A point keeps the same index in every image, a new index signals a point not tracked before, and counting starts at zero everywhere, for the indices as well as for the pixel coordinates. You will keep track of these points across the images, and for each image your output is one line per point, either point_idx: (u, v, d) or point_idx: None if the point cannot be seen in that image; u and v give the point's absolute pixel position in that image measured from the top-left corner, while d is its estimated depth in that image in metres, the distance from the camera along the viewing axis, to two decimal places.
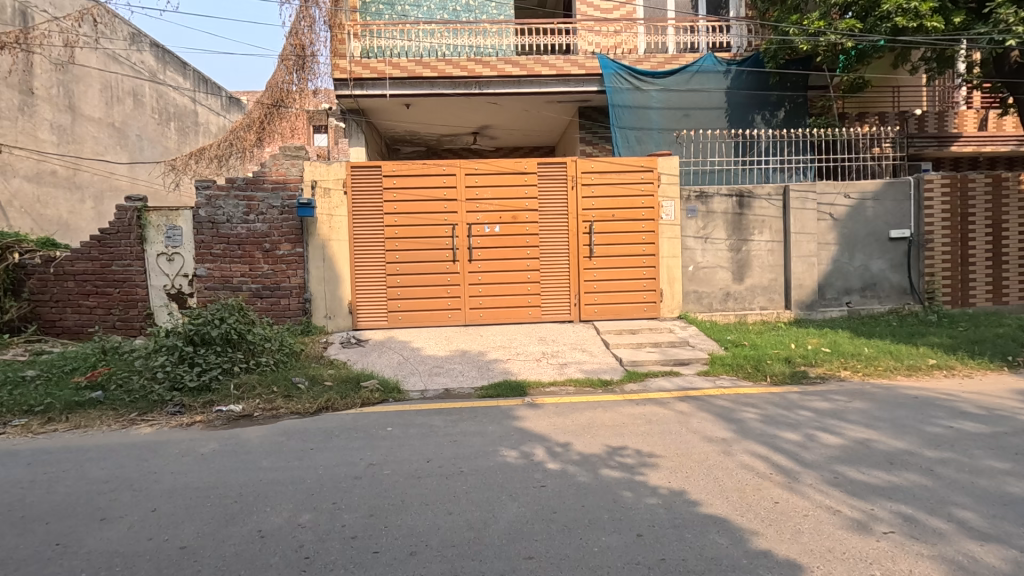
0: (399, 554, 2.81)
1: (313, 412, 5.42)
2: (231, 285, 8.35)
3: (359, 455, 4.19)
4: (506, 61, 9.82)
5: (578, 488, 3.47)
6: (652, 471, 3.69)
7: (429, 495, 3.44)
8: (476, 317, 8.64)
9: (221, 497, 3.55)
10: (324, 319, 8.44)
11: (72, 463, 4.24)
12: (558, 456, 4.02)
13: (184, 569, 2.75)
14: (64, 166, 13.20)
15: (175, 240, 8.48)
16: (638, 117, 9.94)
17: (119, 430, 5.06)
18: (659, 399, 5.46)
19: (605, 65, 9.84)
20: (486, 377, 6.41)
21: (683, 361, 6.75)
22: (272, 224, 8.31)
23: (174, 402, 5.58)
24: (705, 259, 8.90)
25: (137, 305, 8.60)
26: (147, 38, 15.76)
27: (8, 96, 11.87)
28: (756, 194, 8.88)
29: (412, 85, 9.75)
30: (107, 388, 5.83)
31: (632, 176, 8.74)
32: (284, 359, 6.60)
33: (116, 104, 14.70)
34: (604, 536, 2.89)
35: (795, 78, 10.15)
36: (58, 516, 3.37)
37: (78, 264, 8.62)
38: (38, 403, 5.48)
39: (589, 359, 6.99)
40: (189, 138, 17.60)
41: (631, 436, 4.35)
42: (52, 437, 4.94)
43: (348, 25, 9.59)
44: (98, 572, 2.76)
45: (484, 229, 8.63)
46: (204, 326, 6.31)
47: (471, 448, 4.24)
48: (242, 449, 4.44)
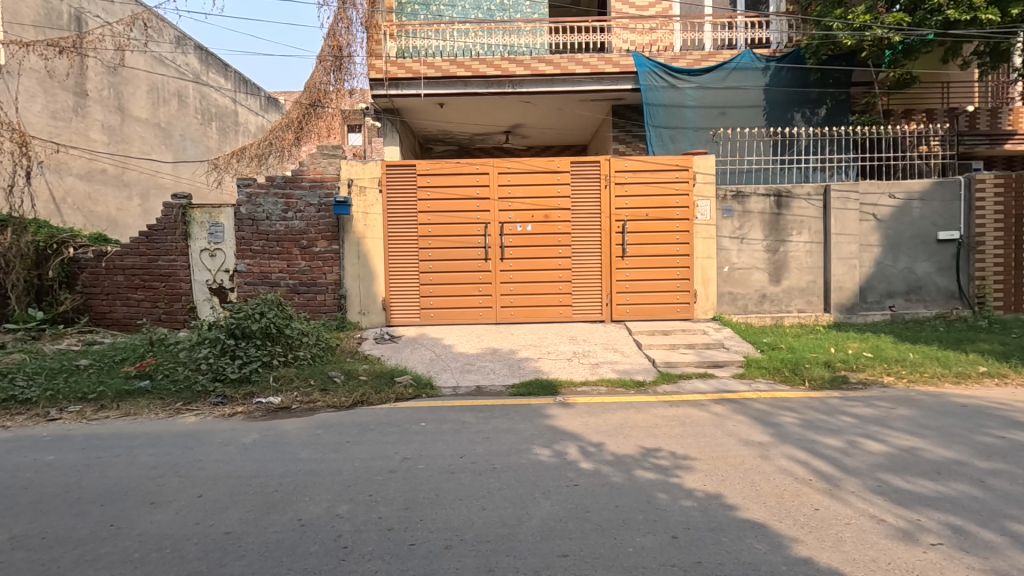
0: (434, 547, 2.85)
1: (349, 405, 5.55)
2: (269, 280, 8.57)
3: (394, 448, 4.27)
4: (540, 60, 9.79)
5: (612, 488, 3.46)
6: (687, 474, 3.65)
7: (462, 490, 3.49)
8: (507, 315, 8.68)
9: (262, 486, 3.66)
10: (358, 314, 8.60)
11: (123, 449, 4.44)
12: (591, 456, 4.01)
13: (229, 554, 2.85)
14: (113, 164, 13.79)
15: (217, 236, 8.79)
16: (673, 116, 9.80)
17: (166, 419, 5.28)
18: (694, 401, 5.39)
19: (640, 63, 9.73)
20: (517, 375, 6.44)
21: (718, 363, 6.65)
22: (309, 221, 8.50)
23: (216, 392, 5.77)
24: (741, 259, 8.73)
25: (181, 298, 8.92)
26: (192, 41, 16.31)
27: (63, 98, 12.46)
28: (795, 194, 8.66)
29: (446, 84, 9.84)
30: (155, 378, 6.09)
31: (666, 176, 8.63)
32: (320, 354, 6.79)
33: (162, 105, 15.29)
34: (639, 536, 2.88)
35: (838, 74, 9.85)
36: (111, 498, 3.53)
37: (127, 259, 9.01)
38: (91, 390, 5.75)
39: (621, 359, 6.95)
40: (229, 137, 18.15)
41: (666, 438, 4.31)
42: (104, 423, 5.18)
43: (385, 26, 9.74)
44: (149, 553, 2.89)
45: (516, 228, 8.65)
46: (245, 320, 6.50)
47: (503, 445, 4.27)
48: (282, 440, 4.57)
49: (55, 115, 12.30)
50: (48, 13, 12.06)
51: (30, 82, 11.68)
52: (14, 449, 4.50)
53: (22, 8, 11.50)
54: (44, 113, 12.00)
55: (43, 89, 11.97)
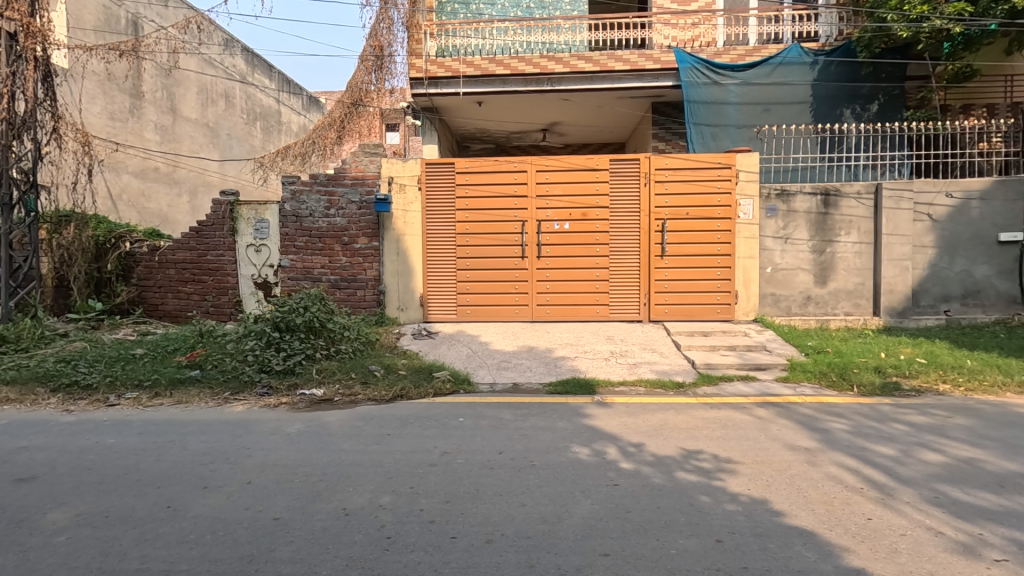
0: (476, 541, 2.88)
1: (388, 399, 5.65)
2: (312, 276, 8.80)
3: (433, 442, 4.33)
4: (579, 57, 9.70)
5: (653, 489, 3.42)
6: (730, 477, 3.58)
7: (502, 486, 3.51)
8: (543, 313, 8.68)
9: (307, 475, 3.78)
10: (396, 310, 8.74)
11: (177, 435, 4.64)
12: (631, 456, 3.98)
13: (278, 539, 2.95)
14: (165, 163, 14.38)
15: (263, 232, 9.07)
16: (715, 113, 9.61)
17: (215, 407, 5.49)
18: (736, 403, 5.27)
19: (681, 59, 9.55)
20: (554, 374, 6.43)
21: (760, 366, 6.48)
22: (350, 218, 8.68)
23: (262, 382, 5.95)
24: (785, 260, 8.48)
25: (227, 292, 9.25)
26: (239, 43, 16.88)
27: (120, 99, 13.07)
28: (844, 192, 8.35)
29: (485, 83, 9.89)
30: (204, 368, 6.34)
31: (708, 173, 8.45)
32: (361, 348, 6.95)
33: (210, 105, 15.85)
34: (681, 539, 2.84)
35: (891, 68, 9.45)
36: (167, 481, 3.70)
37: (178, 254, 9.38)
38: (146, 378, 6.03)
39: (660, 360, 6.87)
40: (273, 136, 18.71)
41: (707, 440, 4.23)
42: (159, 410, 5.43)
43: (425, 25, 9.85)
44: (204, 535, 3.01)
45: (554, 226, 8.63)
46: (290, 314, 6.71)
47: (541, 443, 4.27)
48: (325, 431, 4.69)
49: (113, 116, 12.89)
50: (108, 19, 12.67)
51: (91, 85, 12.32)
52: (77, 432, 4.76)
53: (84, 14, 12.11)
54: (103, 115, 12.59)
55: (102, 91, 12.59)
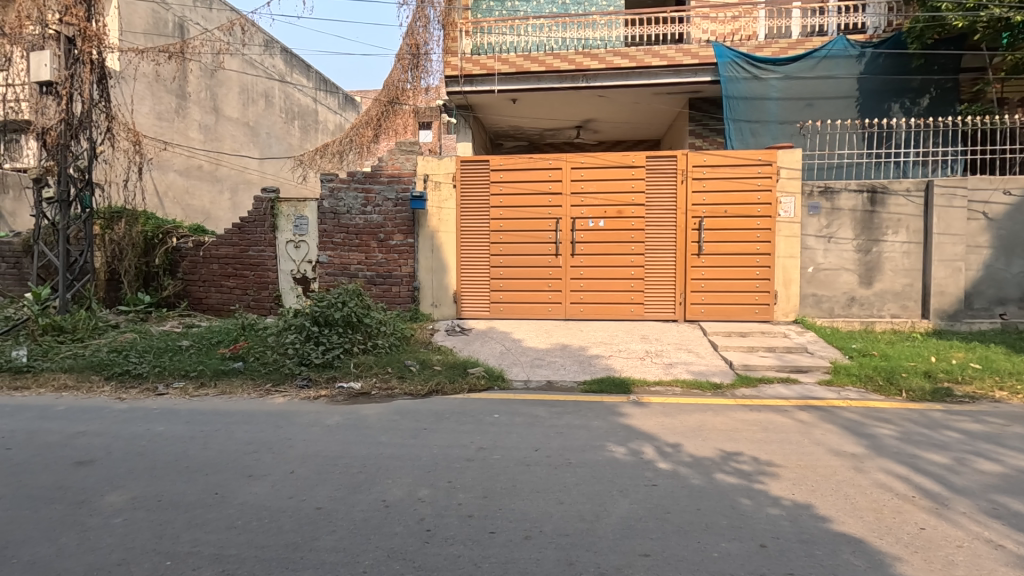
0: (514, 537, 2.89)
1: (424, 394, 5.72)
2: (348, 271, 8.96)
3: (469, 438, 4.36)
4: (615, 53, 9.58)
5: (692, 491, 3.36)
6: (773, 481, 3.50)
7: (539, 483, 3.51)
8: (577, 311, 8.64)
9: (347, 466, 3.86)
10: (430, 307, 8.84)
11: (222, 424, 4.80)
12: (669, 456, 3.92)
13: (321, 528, 3.02)
14: (209, 162, 14.87)
15: (302, 229, 9.29)
16: (754, 108, 9.40)
17: (258, 398, 5.66)
18: (777, 406, 5.14)
19: (720, 53, 9.35)
20: (588, 372, 6.39)
21: (801, 368, 6.31)
22: (386, 215, 8.80)
23: (302, 375, 6.10)
24: (828, 259, 8.22)
25: (268, 287, 9.51)
26: (279, 44, 17.31)
27: (167, 100, 13.55)
28: (892, 189, 8.05)
29: (520, 80, 9.89)
30: (247, 360, 6.54)
31: (747, 170, 8.26)
32: (397, 343, 7.06)
33: (251, 105, 16.30)
34: (723, 542, 2.79)
35: (944, 60, 9.04)
36: (214, 469, 3.83)
37: (222, 249, 9.68)
38: (192, 369, 6.25)
39: (696, 360, 6.75)
40: (310, 135, 19.13)
41: (747, 443, 4.14)
42: (204, 399, 5.63)
43: (461, 23, 9.88)
44: (250, 521, 3.11)
45: (588, 224, 8.58)
46: (329, 308, 6.85)
47: (577, 441, 4.25)
48: (363, 424, 4.78)
49: (160, 116, 13.39)
50: (156, 22, 13.17)
51: (140, 86, 12.82)
52: (130, 419, 4.97)
53: (135, 19, 12.61)
54: (151, 115, 13.08)
55: (151, 92, 13.09)
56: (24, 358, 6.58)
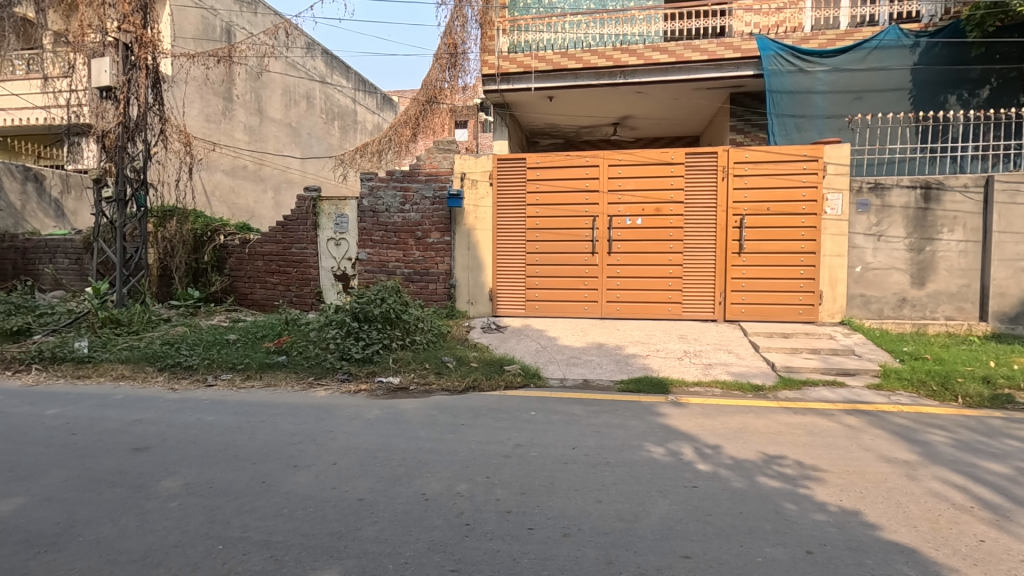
0: (553, 533, 2.90)
1: (461, 390, 5.79)
2: (387, 268, 9.13)
3: (507, 435, 4.38)
4: (654, 48, 9.43)
5: (734, 494, 3.30)
6: (819, 486, 3.40)
7: (577, 481, 3.51)
8: (613, 310, 8.58)
9: (388, 459, 3.94)
10: (466, 304, 8.92)
11: (267, 416, 4.97)
12: (709, 457, 3.86)
13: (363, 519, 3.09)
14: (253, 161, 15.38)
15: (342, 227, 9.50)
16: (799, 102, 9.12)
17: (301, 391, 5.83)
18: (822, 410, 4.98)
19: (764, 46, 9.08)
20: (625, 371, 6.34)
21: (848, 371, 6.10)
22: (424, 213, 8.92)
23: (343, 369, 6.24)
24: (878, 259, 7.91)
25: (310, 283, 9.76)
26: (320, 46, 17.71)
27: (215, 102, 14.06)
28: (948, 185, 7.69)
29: (558, 77, 9.85)
30: (290, 354, 6.75)
31: (792, 166, 8.02)
32: (434, 339, 7.16)
33: (293, 106, 16.75)
34: (768, 547, 2.73)
35: (1007, 48, 8.57)
36: (261, 458, 3.97)
37: (266, 246, 9.99)
38: (239, 362, 6.48)
39: (736, 361, 6.59)
40: (349, 135, 19.55)
41: (791, 447, 4.03)
42: (250, 391, 5.84)
43: (498, 22, 9.91)
44: (296, 509, 3.21)
45: (625, 222, 8.49)
46: (368, 304, 7.00)
47: (615, 440, 4.23)
48: (402, 418, 4.87)
49: (208, 118, 13.90)
50: (205, 28, 13.68)
51: (190, 89, 13.35)
52: (182, 408, 5.21)
53: (186, 24, 13.13)
54: (199, 117, 13.59)
55: (200, 95, 13.61)
56: (85, 349, 6.95)
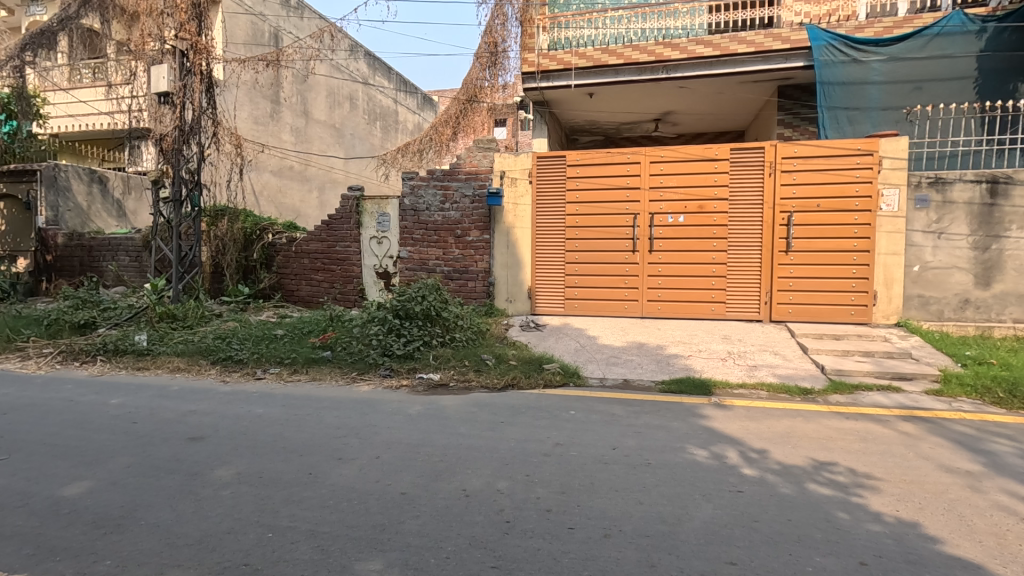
0: (594, 534, 2.88)
1: (501, 387, 5.82)
2: (427, 267, 9.24)
3: (546, 433, 4.37)
4: (698, 41, 9.20)
5: (782, 500, 3.20)
6: (873, 495, 3.26)
7: (617, 482, 3.47)
8: (654, 309, 8.44)
9: (429, 454, 3.99)
10: (505, 302, 8.95)
11: (313, 409, 5.11)
12: (755, 462, 3.75)
13: (405, 512, 3.15)
14: (299, 162, 15.86)
15: (384, 225, 9.70)
16: (853, 94, 8.76)
17: (345, 385, 5.98)
18: (875, 416, 4.77)
19: (814, 36, 8.74)
20: (666, 372, 6.23)
21: (904, 375, 5.81)
22: (464, 212, 8.99)
23: (385, 365, 6.37)
24: (938, 258, 7.54)
25: (353, 280, 9.99)
26: (363, 48, 18.07)
27: (264, 105, 14.55)
28: (1017, 179, 7.29)
29: (598, 73, 9.75)
30: (334, 349, 6.94)
31: (844, 161, 7.70)
32: (473, 337, 7.22)
33: (337, 107, 17.17)
34: (818, 556, 2.63)
35: None
36: (307, 451, 4.09)
37: (312, 244, 10.27)
38: (286, 357, 6.70)
39: (783, 363, 6.38)
40: (390, 135, 19.90)
41: (843, 453, 3.87)
42: (297, 385, 6.03)
43: (538, 19, 9.88)
44: (341, 501, 3.30)
45: (667, 219, 8.34)
46: (409, 302, 7.13)
47: (656, 441, 4.16)
48: (442, 414, 4.93)
49: (257, 121, 14.40)
50: (255, 34, 14.17)
51: (241, 93, 13.86)
52: (233, 400, 5.42)
53: (237, 31, 13.63)
54: (249, 119, 14.10)
55: (249, 99, 14.11)
56: (145, 342, 7.33)
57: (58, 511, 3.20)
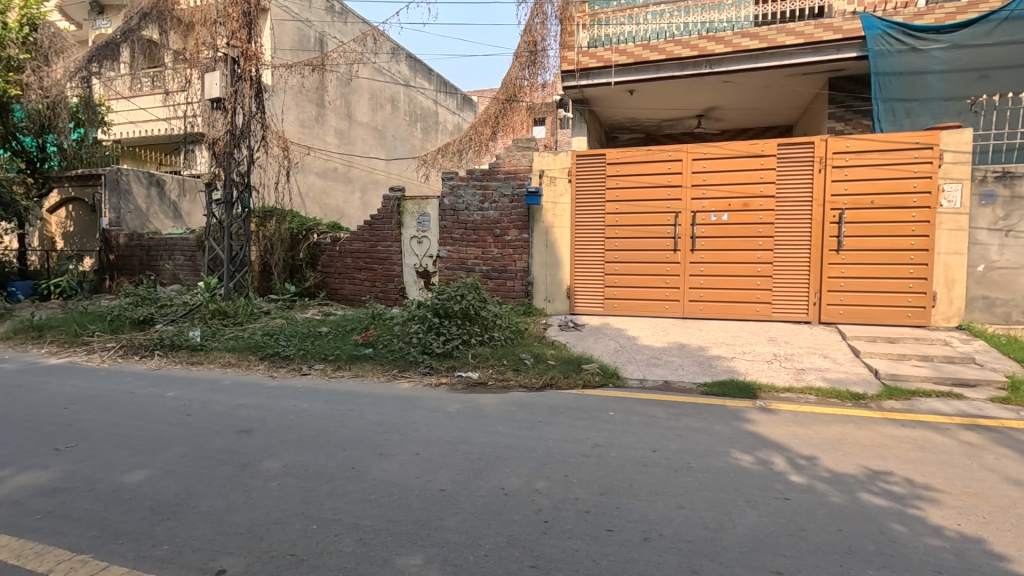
0: (633, 537, 2.84)
1: (539, 386, 5.81)
2: (466, 266, 9.32)
3: (585, 434, 4.34)
4: (743, 34, 8.94)
5: (832, 509, 3.08)
6: (932, 507, 3.09)
7: (658, 485, 3.41)
8: (695, 309, 8.26)
9: (468, 452, 4.02)
10: (544, 301, 8.93)
11: (355, 405, 5.24)
12: (803, 469, 3.62)
13: (445, 509, 3.19)
14: (342, 164, 16.28)
15: (424, 225, 9.84)
16: (910, 85, 8.36)
17: (386, 382, 6.10)
18: (934, 423, 4.53)
19: (869, 25, 8.39)
20: (708, 374, 6.09)
21: (966, 382, 5.50)
22: (503, 211, 9.02)
23: (425, 363, 6.45)
24: (1004, 257, 7.11)
25: (394, 279, 10.18)
26: (404, 51, 18.39)
27: (310, 109, 14.99)
28: None
29: (639, 70, 9.60)
30: (376, 347, 7.08)
31: (901, 155, 7.34)
32: (512, 336, 7.25)
33: (379, 110, 17.53)
34: (870, 569, 2.52)
35: None
36: (350, 445, 4.20)
37: (355, 244, 10.52)
38: (330, 353, 6.89)
39: (833, 367, 6.13)
40: (431, 135, 20.17)
41: (898, 462, 3.70)
42: (340, 380, 6.20)
43: (578, 17, 9.82)
44: (382, 496, 3.37)
45: (710, 218, 8.14)
46: (448, 301, 7.21)
47: (698, 445, 4.07)
48: (481, 413, 4.96)
49: (303, 124, 14.84)
50: (301, 39, 14.62)
51: (288, 98, 14.33)
52: (280, 395, 5.61)
53: (285, 37, 14.08)
54: (295, 123, 14.56)
55: (296, 103, 14.57)
56: (198, 338, 7.68)
57: (121, 497, 3.39)
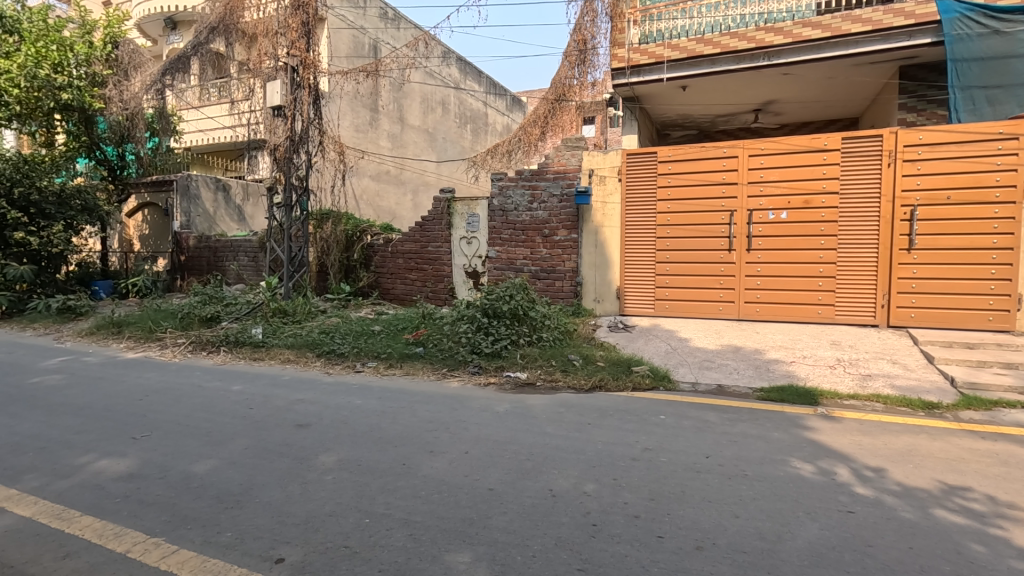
0: (685, 545, 2.77)
1: (588, 388, 5.75)
2: (514, 266, 9.36)
3: (635, 437, 4.26)
4: (804, 24, 8.54)
5: (902, 524, 2.89)
6: (1018, 527, 2.85)
7: (711, 492, 3.31)
8: (751, 311, 7.97)
9: (516, 452, 4.03)
10: (593, 302, 8.83)
11: (406, 403, 5.34)
12: (869, 481, 3.42)
13: (493, 508, 3.20)
14: (395, 166, 16.67)
15: (474, 226, 9.94)
16: (994, 70, 7.86)
17: (436, 380, 6.19)
18: (1019, 437, 4.18)
19: (945, 8, 7.84)
20: (765, 378, 5.86)
21: None
22: (551, 211, 8.99)
23: (473, 363, 6.53)
24: None
25: (444, 279, 10.34)
26: (454, 54, 18.66)
27: (364, 113, 15.46)
28: None
29: (692, 65, 9.36)
30: (426, 346, 7.20)
31: (981, 147, 6.82)
32: (560, 337, 7.21)
33: (430, 113, 17.85)
34: None
35: None
36: (401, 442, 4.29)
37: (406, 244, 10.75)
38: (382, 352, 7.07)
39: (903, 374, 5.76)
40: (480, 137, 20.38)
41: (978, 477, 3.44)
42: (391, 378, 6.34)
43: (629, 13, 9.65)
44: (432, 493, 3.42)
45: (768, 216, 7.82)
46: (497, 301, 7.26)
47: (754, 452, 3.91)
48: (529, 413, 4.96)
49: (358, 128, 15.32)
50: (356, 46, 15.09)
51: (343, 104, 14.82)
52: (335, 391, 5.80)
53: (340, 44, 14.57)
54: (350, 128, 15.03)
55: (351, 108, 15.05)
56: (260, 335, 8.06)
57: (189, 485, 3.59)
